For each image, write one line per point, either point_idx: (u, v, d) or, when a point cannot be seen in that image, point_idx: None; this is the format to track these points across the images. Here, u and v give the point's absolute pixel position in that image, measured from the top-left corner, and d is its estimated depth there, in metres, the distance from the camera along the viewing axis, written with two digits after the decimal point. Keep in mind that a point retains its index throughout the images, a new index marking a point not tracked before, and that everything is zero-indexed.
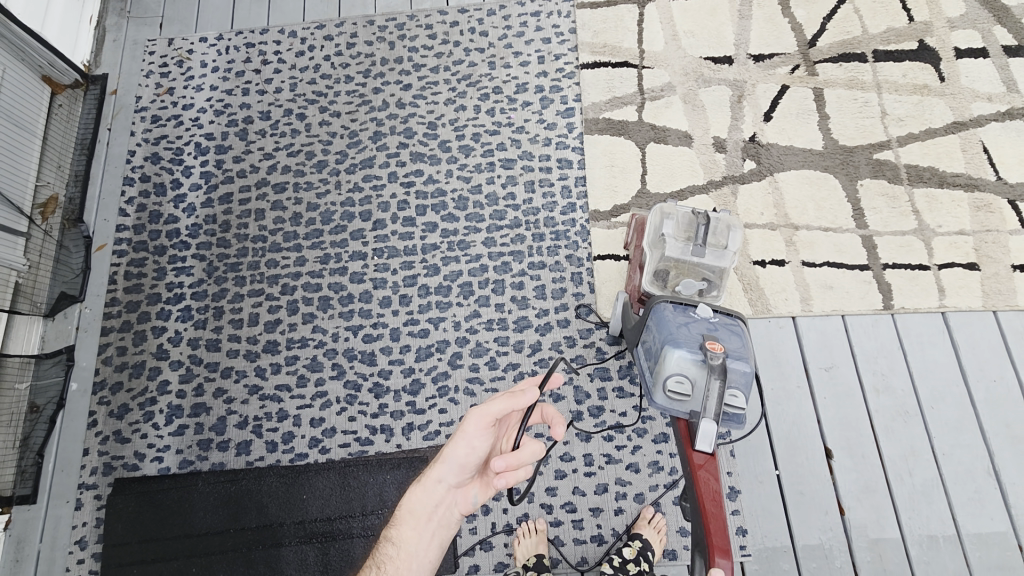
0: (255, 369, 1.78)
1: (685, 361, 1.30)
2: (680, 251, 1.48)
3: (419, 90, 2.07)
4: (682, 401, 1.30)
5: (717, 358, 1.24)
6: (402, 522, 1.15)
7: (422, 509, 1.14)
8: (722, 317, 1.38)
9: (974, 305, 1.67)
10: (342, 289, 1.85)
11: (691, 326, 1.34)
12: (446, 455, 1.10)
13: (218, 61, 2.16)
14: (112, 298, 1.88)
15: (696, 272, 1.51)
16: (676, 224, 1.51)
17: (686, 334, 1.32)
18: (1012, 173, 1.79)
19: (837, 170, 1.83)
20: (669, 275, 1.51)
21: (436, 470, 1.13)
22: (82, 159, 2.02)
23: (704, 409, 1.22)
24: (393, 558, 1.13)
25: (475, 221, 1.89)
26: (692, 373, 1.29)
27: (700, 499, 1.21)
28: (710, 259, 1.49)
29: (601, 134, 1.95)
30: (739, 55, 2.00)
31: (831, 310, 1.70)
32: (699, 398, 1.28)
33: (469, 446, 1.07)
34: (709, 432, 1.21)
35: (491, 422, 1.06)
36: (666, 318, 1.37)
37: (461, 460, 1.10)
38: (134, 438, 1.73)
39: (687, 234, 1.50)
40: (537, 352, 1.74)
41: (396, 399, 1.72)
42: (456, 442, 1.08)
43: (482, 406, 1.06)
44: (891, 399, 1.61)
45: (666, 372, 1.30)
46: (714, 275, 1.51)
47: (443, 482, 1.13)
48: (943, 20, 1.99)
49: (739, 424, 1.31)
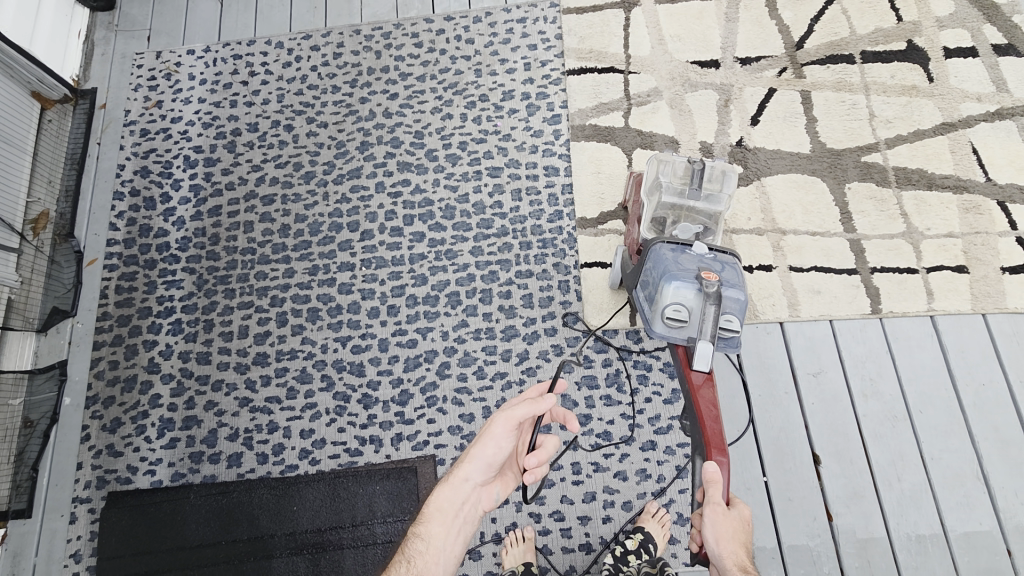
0: (245, 381, 1.79)
1: (681, 289, 1.35)
2: (675, 196, 1.52)
3: (406, 99, 2.07)
4: (679, 329, 1.36)
5: (712, 286, 1.30)
6: (430, 521, 1.18)
7: (450, 507, 1.18)
8: (717, 253, 1.42)
9: (963, 308, 1.66)
10: (330, 301, 1.85)
11: (687, 262, 1.38)
12: (474, 454, 1.16)
13: (206, 73, 2.16)
14: (104, 312, 1.89)
15: (693, 217, 1.53)
16: (671, 170, 1.55)
17: (682, 268, 1.36)
18: (1002, 174, 1.78)
19: (825, 174, 1.82)
20: (666, 221, 1.54)
21: (464, 469, 1.17)
22: (73, 174, 2.04)
23: (700, 332, 1.30)
24: (421, 553, 1.16)
25: (462, 230, 1.89)
26: (688, 301, 1.35)
27: (699, 414, 1.34)
28: (705, 204, 1.52)
29: (588, 140, 1.95)
30: (725, 59, 1.99)
31: (819, 314, 1.69)
32: (694, 324, 1.35)
33: (497, 445, 1.14)
34: (705, 352, 1.29)
35: (515, 424, 1.13)
36: (663, 252, 1.40)
37: (488, 460, 1.15)
38: (127, 451, 1.74)
39: (684, 180, 1.53)
40: (525, 361, 1.75)
41: (385, 409, 1.73)
42: (485, 442, 1.14)
43: (508, 409, 1.13)
44: (880, 404, 1.61)
45: (663, 301, 1.36)
46: (711, 221, 1.53)
47: (470, 481, 1.17)
48: (932, 19, 1.97)
49: (733, 348, 1.38)
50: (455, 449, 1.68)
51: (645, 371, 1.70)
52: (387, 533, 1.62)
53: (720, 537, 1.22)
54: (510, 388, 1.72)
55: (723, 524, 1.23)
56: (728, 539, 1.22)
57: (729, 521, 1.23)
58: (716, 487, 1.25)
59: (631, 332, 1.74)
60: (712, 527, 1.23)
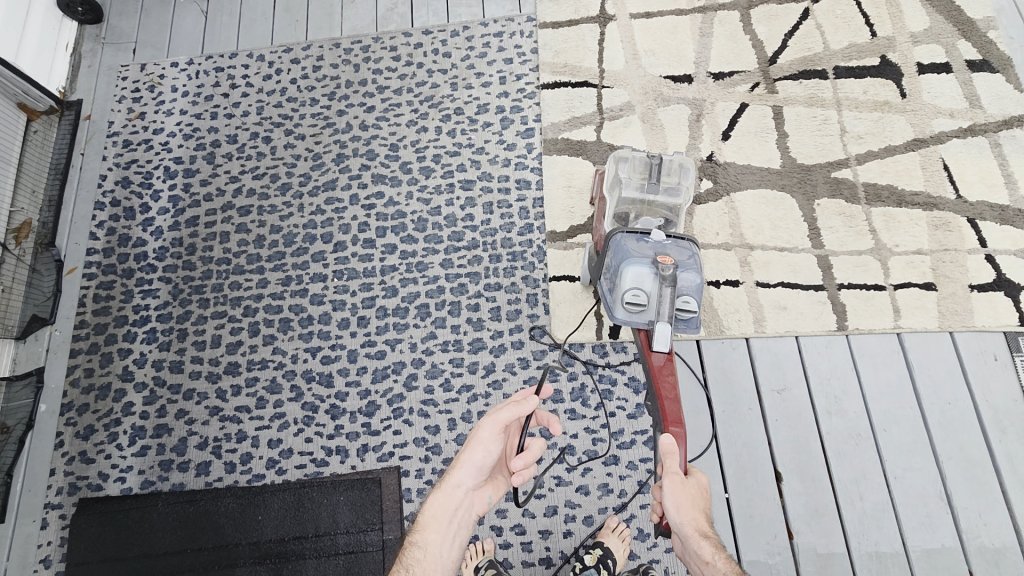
0: (216, 391, 1.81)
1: (640, 275, 1.35)
2: (636, 190, 1.55)
3: (382, 112, 2.09)
4: (638, 312, 1.37)
5: (668, 268, 1.32)
6: (426, 528, 1.19)
7: (444, 514, 1.19)
8: (675, 240, 1.42)
9: (929, 326, 1.65)
10: (302, 311, 1.88)
11: (645, 249, 1.38)
12: (464, 459, 1.19)
13: (188, 85, 2.20)
14: (82, 320, 1.93)
15: (654, 211, 1.58)
16: (631, 165, 1.56)
17: (641, 254, 1.37)
18: (972, 191, 1.77)
19: (794, 190, 1.82)
20: (628, 216, 1.57)
21: (456, 474, 1.20)
22: (56, 184, 2.08)
23: (657, 313, 1.32)
24: (419, 561, 1.17)
25: (433, 243, 1.91)
26: (646, 284, 1.35)
27: (658, 393, 1.33)
28: (666, 198, 1.56)
29: (560, 154, 1.96)
30: (698, 74, 2.00)
31: (785, 330, 1.69)
32: (653, 307, 1.35)
33: (486, 450, 1.16)
34: (664, 333, 1.31)
35: (501, 428, 1.16)
36: (621, 238, 1.41)
37: (478, 464, 1.18)
38: (98, 458, 1.77)
39: (643, 175, 1.56)
40: (491, 373, 1.76)
41: (352, 420, 1.74)
42: (473, 447, 1.17)
43: (493, 413, 1.16)
44: (844, 422, 1.60)
45: (622, 286, 1.36)
46: (671, 214, 1.59)
47: (462, 486, 1.19)
48: (906, 34, 1.97)
49: (692, 328, 1.40)
50: (419, 460, 1.69)
51: (610, 385, 1.71)
52: (348, 544, 1.63)
53: (679, 506, 1.19)
54: (476, 401, 1.73)
55: (682, 492, 1.20)
56: (686, 506, 1.19)
57: (688, 489, 1.21)
58: (674, 456, 1.23)
59: (597, 346, 1.75)
60: (671, 496, 1.19)
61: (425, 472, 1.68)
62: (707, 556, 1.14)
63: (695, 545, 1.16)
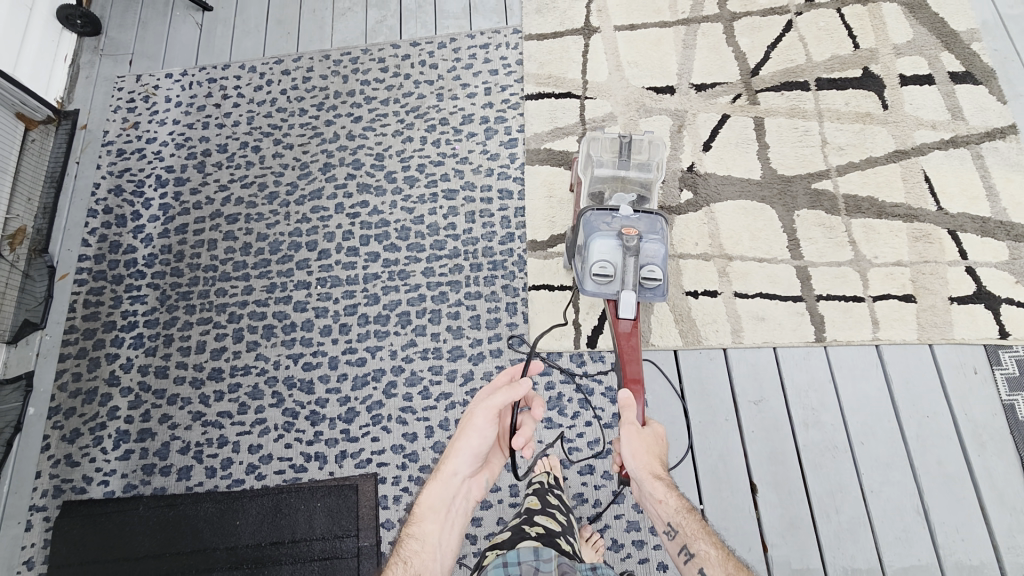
0: (199, 396, 1.83)
1: (606, 248, 1.45)
2: (608, 167, 1.66)
3: (369, 122, 2.13)
4: (605, 283, 1.46)
5: (631, 240, 1.41)
6: (424, 518, 1.25)
7: (441, 503, 1.26)
8: (643, 215, 1.49)
9: (908, 338, 1.64)
10: (285, 318, 1.90)
11: (612, 224, 1.47)
12: (459, 449, 1.24)
13: (182, 96, 2.25)
14: (72, 325, 1.97)
15: (628, 186, 1.65)
16: (601, 145, 1.69)
17: (607, 229, 1.46)
18: (954, 203, 1.76)
19: (774, 202, 1.82)
20: (603, 194, 1.65)
21: (452, 465, 1.26)
22: (51, 191, 2.12)
23: (622, 282, 1.41)
24: (418, 551, 1.22)
25: (416, 251, 1.93)
26: (612, 256, 1.44)
27: (620, 355, 1.44)
28: (638, 173, 1.65)
29: (542, 164, 1.98)
30: (681, 85, 2.01)
31: (762, 341, 1.68)
32: (619, 278, 1.44)
33: (481, 437, 1.22)
34: (629, 300, 1.40)
35: (495, 414, 1.21)
36: (591, 213, 1.49)
37: (473, 452, 1.25)
38: (83, 462, 1.80)
39: (614, 154, 1.69)
40: (470, 381, 1.77)
41: (331, 426, 1.76)
42: (468, 436, 1.22)
43: (486, 400, 1.21)
44: (821, 434, 1.59)
45: (589, 259, 1.45)
46: (645, 189, 1.67)
47: (459, 475, 1.26)
48: (889, 46, 1.97)
49: (659, 296, 1.47)
50: (396, 467, 1.70)
51: (587, 395, 1.71)
52: (324, 550, 1.64)
53: (636, 453, 1.30)
54: (453, 408, 1.74)
55: (638, 440, 1.32)
56: (642, 453, 1.31)
57: (643, 439, 1.32)
58: (630, 408, 1.31)
59: (575, 355, 1.75)
60: (628, 444, 1.31)
61: (401, 479, 1.69)
62: (660, 495, 1.25)
63: (650, 486, 1.27)
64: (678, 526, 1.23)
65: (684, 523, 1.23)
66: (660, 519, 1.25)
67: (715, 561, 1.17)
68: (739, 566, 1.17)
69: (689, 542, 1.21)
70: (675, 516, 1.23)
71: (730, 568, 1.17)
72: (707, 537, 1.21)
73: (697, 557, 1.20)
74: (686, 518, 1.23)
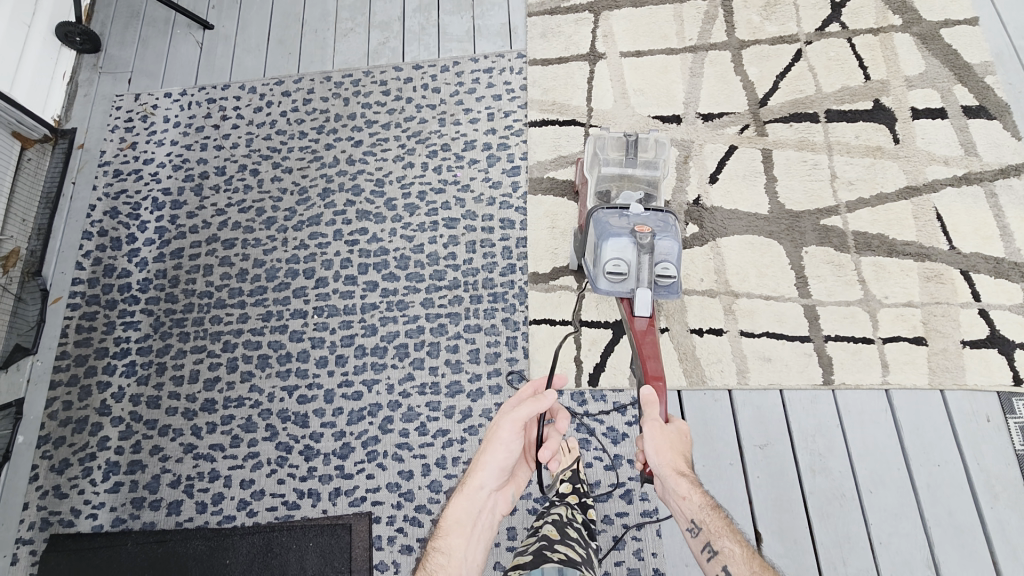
0: (191, 428, 1.80)
1: (619, 245, 1.46)
2: (615, 167, 1.63)
3: (369, 146, 2.09)
4: (620, 281, 1.47)
5: (646, 237, 1.42)
6: (450, 533, 1.24)
7: (468, 517, 1.26)
8: (653, 214, 1.52)
9: (919, 383, 1.60)
10: (281, 348, 1.86)
11: (624, 221, 1.48)
12: (485, 462, 1.26)
13: (180, 116, 2.22)
14: (63, 351, 1.93)
15: (634, 185, 1.65)
16: (606, 144, 1.65)
17: (620, 226, 1.47)
18: (966, 243, 1.72)
19: (781, 237, 1.78)
20: (609, 193, 1.65)
21: (478, 477, 1.26)
22: (46, 212, 2.09)
23: (638, 280, 1.43)
24: (444, 566, 1.20)
25: (415, 281, 1.89)
26: (626, 254, 1.45)
27: (641, 354, 1.45)
28: (645, 172, 1.64)
29: (546, 193, 1.94)
30: (687, 115, 1.97)
31: (768, 383, 1.64)
32: (633, 276, 1.45)
33: (507, 449, 1.25)
34: (645, 298, 1.43)
35: (520, 426, 1.25)
36: (601, 213, 1.51)
37: (499, 464, 1.26)
38: (72, 493, 1.76)
39: (619, 152, 1.64)
40: (468, 418, 1.72)
41: (326, 462, 1.72)
42: (494, 448, 1.25)
43: (512, 413, 1.25)
44: (828, 481, 1.55)
45: (604, 257, 1.45)
46: (651, 187, 1.67)
47: (486, 488, 1.27)
48: (901, 78, 1.93)
49: (671, 294, 1.50)
50: (391, 507, 1.66)
51: (587, 435, 1.67)
52: None
53: (659, 449, 1.32)
54: (450, 446, 1.70)
55: (661, 436, 1.33)
56: (665, 449, 1.32)
57: (667, 434, 1.34)
58: (652, 405, 1.36)
59: (576, 393, 1.71)
60: (651, 440, 1.33)
61: (396, 519, 1.65)
62: (683, 491, 1.26)
63: (673, 481, 1.28)
64: (702, 522, 1.23)
65: (708, 521, 1.23)
66: (683, 515, 1.25)
67: (739, 558, 1.17)
68: (764, 564, 1.17)
69: (713, 540, 1.21)
70: (698, 513, 1.23)
71: (755, 566, 1.17)
72: (732, 534, 1.21)
73: (721, 554, 1.19)
74: (710, 515, 1.23)
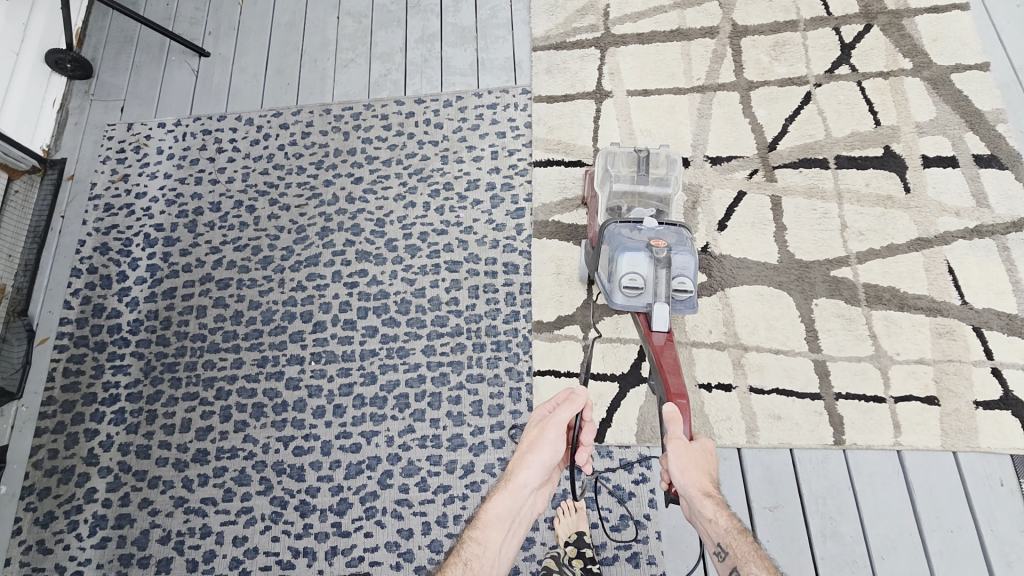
0: (182, 480, 1.73)
1: (635, 259, 1.42)
2: (626, 182, 1.61)
3: (370, 183, 2.04)
4: (636, 296, 1.44)
5: (662, 251, 1.39)
6: (488, 526, 1.23)
7: (508, 513, 1.25)
8: (668, 228, 1.49)
9: (931, 445, 1.57)
10: (276, 396, 1.80)
11: (639, 236, 1.45)
12: (530, 460, 1.25)
13: (174, 147, 2.16)
14: (49, 396, 1.86)
15: (645, 201, 1.62)
16: (618, 160, 1.64)
17: (635, 241, 1.44)
18: (978, 298, 1.69)
19: (791, 288, 1.75)
20: (620, 209, 1.62)
21: (523, 475, 1.25)
22: (33, 248, 2.02)
23: (654, 295, 1.39)
24: (478, 557, 1.21)
25: (416, 327, 1.84)
26: (641, 269, 1.42)
27: (662, 369, 1.40)
28: (655, 188, 1.61)
29: (551, 237, 1.90)
30: (695, 157, 1.93)
31: (778, 443, 1.60)
32: (649, 290, 1.42)
33: (553, 450, 1.24)
34: (662, 313, 1.37)
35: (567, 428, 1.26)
36: (614, 227, 1.48)
37: (544, 464, 1.25)
38: (56, 549, 1.69)
39: (631, 168, 1.63)
40: (469, 474, 1.68)
41: (322, 519, 1.66)
42: (541, 448, 1.24)
43: (559, 414, 1.26)
44: (839, 547, 1.51)
45: (619, 272, 1.42)
46: (662, 204, 1.63)
47: (529, 486, 1.25)
48: (912, 124, 1.90)
49: (689, 308, 1.46)
50: (390, 567, 1.61)
51: (593, 493, 1.63)
52: None
53: (684, 469, 1.23)
54: (452, 503, 1.65)
55: (686, 456, 1.25)
56: (691, 469, 1.23)
57: (692, 454, 1.25)
58: (676, 422, 1.30)
59: None
60: (675, 460, 1.24)
61: None
62: (709, 514, 1.18)
63: (699, 503, 1.20)
64: (728, 546, 1.16)
65: (734, 544, 1.16)
66: (709, 538, 1.19)
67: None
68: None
69: (739, 565, 1.14)
70: (725, 537, 1.16)
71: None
72: (759, 560, 1.13)
73: None
74: (736, 539, 1.16)
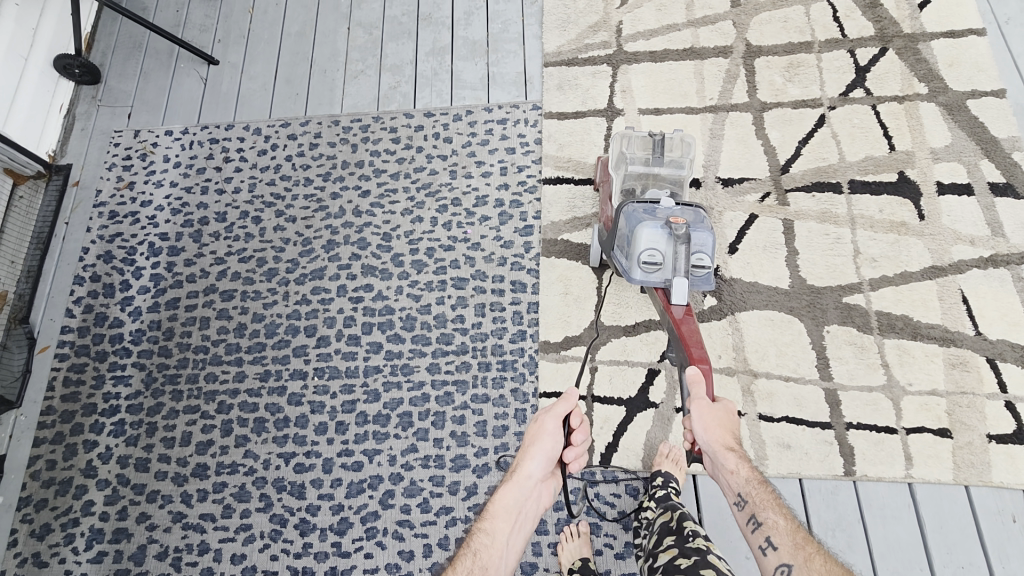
0: (181, 494, 1.71)
1: (653, 236, 1.42)
2: (641, 164, 1.62)
3: (377, 197, 2.02)
4: (655, 271, 1.45)
5: (681, 228, 1.39)
6: (496, 516, 1.25)
7: (514, 505, 1.27)
8: (685, 208, 1.50)
9: (943, 478, 1.54)
10: (278, 412, 1.78)
11: (657, 215, 1.46)
12: (532, 451, 1.29)
13: (181, 156, 2.14)
14: (49, 406, 1.84)
15: (660, 184, 1.64)
16: (633, 144, 1.66)
17: (653, 219, 1.44)
18: (992, 328, 1.66)
19: (802, 314, 1.72)
20: (635, 190, 1.63)
21: (526, 466, 1.28)
22: (37, 254, 2.01)
23: (673, 269, 1.39)
24: (487, 547, 1.22)
25: (421, 344, 1.82)
26: (660, 245, 1.42)
27: (683, 341, 1.39)
28: (671, 170, 1.62)
29: (559, 256, 1.88)
30: (707, 178, 1.91)
31: (787, 472, 1.58)
32: (668, 265, 1.42)
33: (553, 439, 1.29)
34: (682, 287, 1.37)
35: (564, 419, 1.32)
36: (631, 206, 1.49)
37: (547, 454, 1.29)
38: (52, 562, 1.67)
39: (645, 151, 1.65)
40: (472, 496, 1.65)
41: (322, 538, 1.64)
42: (542, 439, 1.30)
43: (556, 407, 1.33)
44: None
45: (637, 248, 1.43)
46: (676, 186, 1.65)
47: (533, 477, 1.28)
48: (926, 150, 1.88)
49: (707, 283, 1.47)
50: None
51: (598, 518, 1.60)
52: None
53: (707, 426, 1.32)
54: (454, 525, 1.63)
55: (710, 415, 1.32)
56: (714, 426, 1.32)
57: (716, 413, 1.33)
58: (698, 383, 1.34)
59: (587, 473, 1.64)
60: (699, 419, 1.32)
61: None
62: (731, 466, 1.30)
63: (721, 457, 1.30)
64: (748, 495, 1.28)
65: (753, 493, 1.28)
66: (730, 489, 1.31)
67: (783, 530, 1.21)
68: (808, 537, 1.21)
69: (757, 512, 1.26)
70: (745, 486, 1.28)
71: (798, 539, 1.21)
72: (777, 507, 1.25)
73: (765, 525, 1.24)
74: (755, 488, 1.28)
